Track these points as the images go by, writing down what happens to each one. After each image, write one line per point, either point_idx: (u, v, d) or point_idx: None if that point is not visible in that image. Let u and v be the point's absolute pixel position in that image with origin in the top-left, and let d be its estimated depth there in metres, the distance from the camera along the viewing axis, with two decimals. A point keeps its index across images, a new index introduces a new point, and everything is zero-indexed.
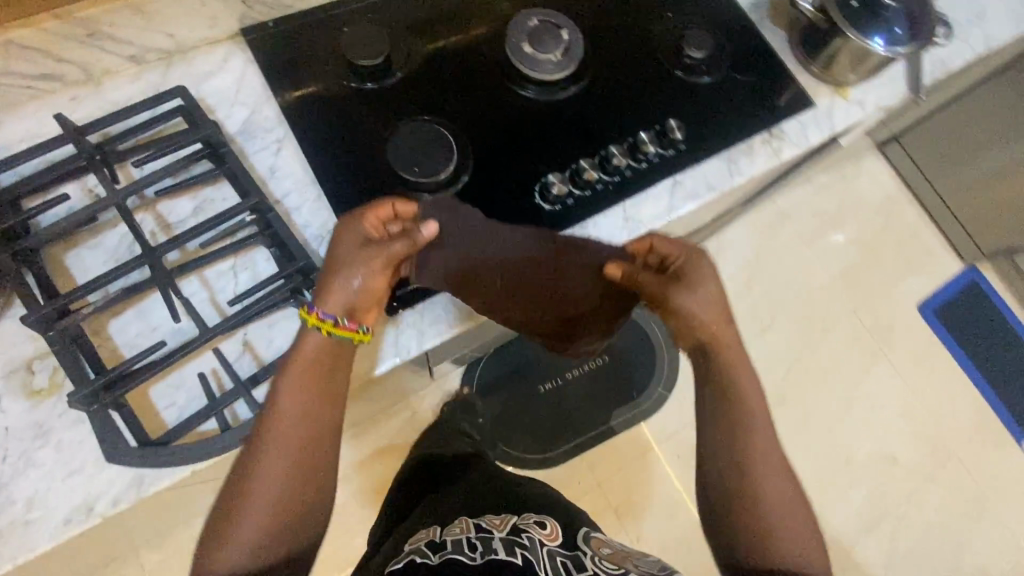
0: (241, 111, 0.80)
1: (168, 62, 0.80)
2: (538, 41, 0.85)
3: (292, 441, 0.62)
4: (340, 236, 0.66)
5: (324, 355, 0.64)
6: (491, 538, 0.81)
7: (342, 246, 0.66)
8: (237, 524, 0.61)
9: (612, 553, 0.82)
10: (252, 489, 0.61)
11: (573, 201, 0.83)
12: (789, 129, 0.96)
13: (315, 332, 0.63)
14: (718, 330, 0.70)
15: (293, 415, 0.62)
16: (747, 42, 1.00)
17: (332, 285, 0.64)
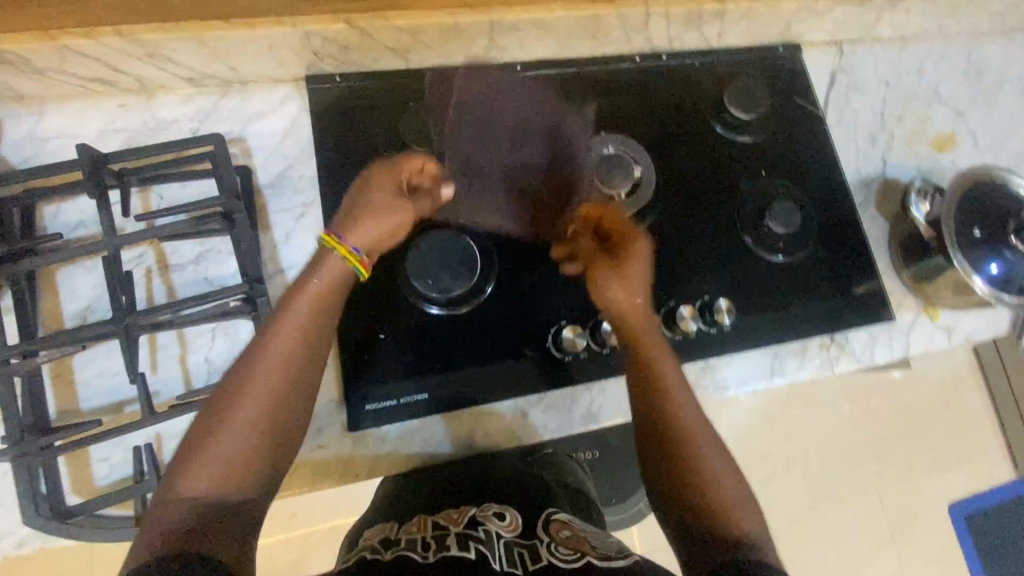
0: (279, 162, 0.76)
1: (226, 90, 0.77)
2: (608, 171, 0.78)
3: (287, 347, 0.58)
4: (353, 200, 0.65)
5: (332, 275, 0.61)
6: (445, 535, 0.58)
7: (370, 187, 0.66)
8: (184, 472, 0.53)
9: (575, 541, 0.58)
10: (221, 420, 0.55)
11: (587, 358, 0.76)
12: (856, 339, 0.85)
13: (340, 261, 0.62)
14: (637, 324, 0.68)
15: (281, 334, 0.58)
16: (840, 225, 0.89)
17: (368, 214, 0.64)
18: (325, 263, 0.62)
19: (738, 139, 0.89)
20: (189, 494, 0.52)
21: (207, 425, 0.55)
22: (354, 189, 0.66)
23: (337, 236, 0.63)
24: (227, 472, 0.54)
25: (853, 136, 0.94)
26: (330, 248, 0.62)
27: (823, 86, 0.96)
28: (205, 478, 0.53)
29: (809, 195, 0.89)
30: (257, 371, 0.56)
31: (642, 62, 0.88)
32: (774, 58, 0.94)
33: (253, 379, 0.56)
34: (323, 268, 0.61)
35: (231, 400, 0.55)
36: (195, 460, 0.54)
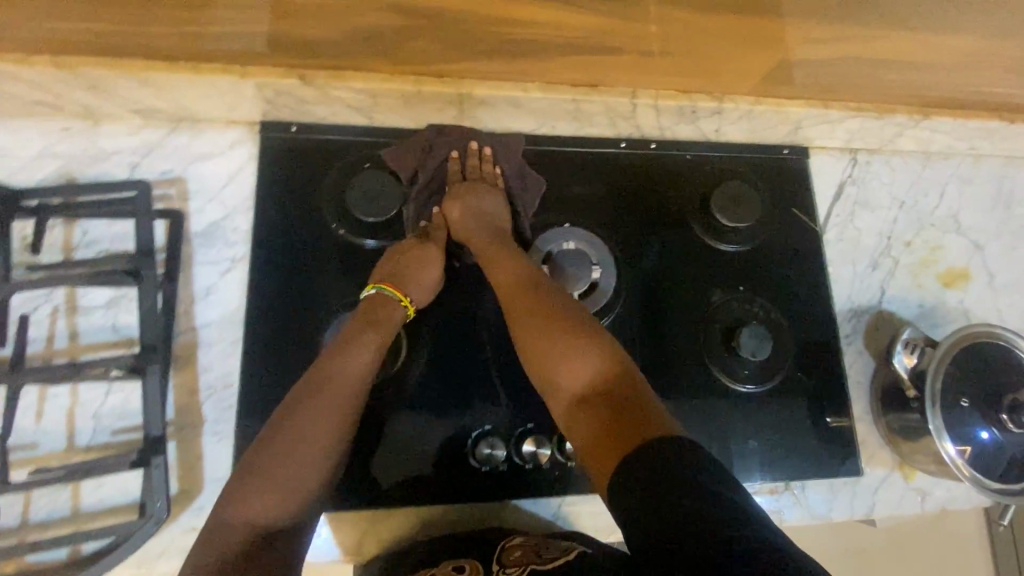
0: (216, 210, 0.72)
1: (176, 124, 0.73)
2: (560, 270, 0.74)
3: (350, 391, 0.61)
4: (405, 264, 0.69)
5: (384, 317, 0.66)
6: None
7: (423, 262, 0.69)
8: (241, 500, 0.54)
9: (523, 556, 0.60)
10: (280, 450, 0.56)
11: (506, 468, 0.71)
12: (813, 489, 0.77)
13: (399, 310, 0.67)
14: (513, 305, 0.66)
15: (346, 378, 0.61)
16: (818, 357, 0.81)
17: (418, 278, 0.69)
18: (380, 314, 0.66)
19: (720, 247, 0.81)
20: (245, 526, 0.53)
21: (268, 451, 0.56)
22: (397, 255, 0.69)
23: (399, 291, 0.67)
24: (280, 506, 0.55)
25: (852, 258, 0.85)
26: (392, 297, 0.67)
27: (828, 197, 0.87)
28: (259, 509, 0.54)
29: (789, 320, 0.81)
30: (321, 407, 0.59)
31: (627, 148, 0.81)
32: (777, 160, 0.85)
33: (315, 415, 0.58)
34: (384, 313, 0.66)
35: (293, 433, 0.57)
36: (253, 491, 0.54)
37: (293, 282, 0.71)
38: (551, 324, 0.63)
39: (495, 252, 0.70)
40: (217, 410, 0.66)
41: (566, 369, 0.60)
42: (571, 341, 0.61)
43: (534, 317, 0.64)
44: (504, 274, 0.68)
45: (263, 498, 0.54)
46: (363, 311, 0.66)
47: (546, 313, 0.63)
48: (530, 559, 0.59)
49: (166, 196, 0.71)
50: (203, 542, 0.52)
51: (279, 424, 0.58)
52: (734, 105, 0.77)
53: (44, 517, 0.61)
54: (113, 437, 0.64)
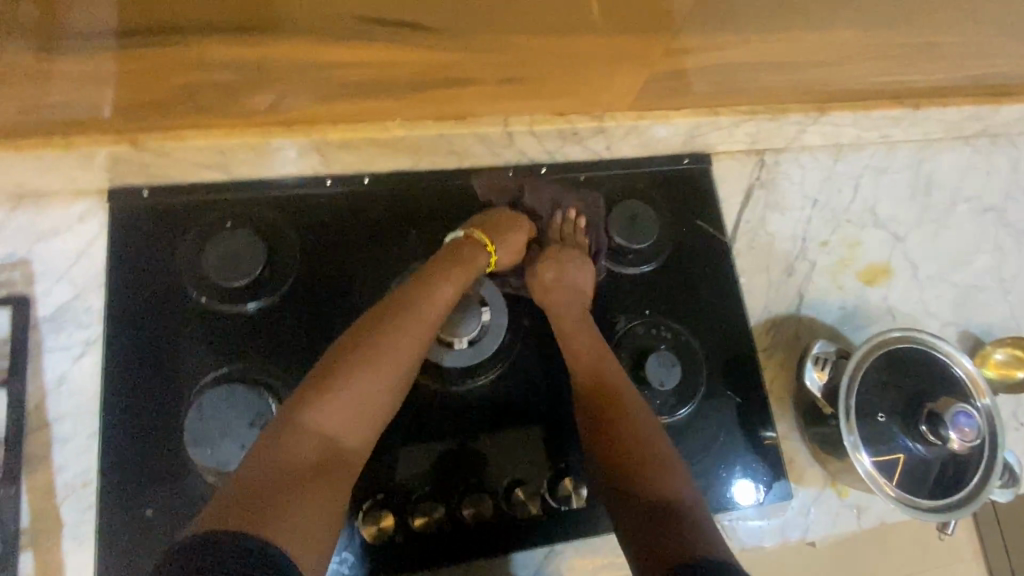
0: (66, 290, 0.66)
1: (18, 202, 0.67)
2: (445, 315, 0.68)
3: (430, 320, 0.62)
4: (504, 224, 0.72)
5: (462, 257, 0.67)
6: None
7: (515, 226, 0.73)
8: (322, 406, 0.54)
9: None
10: (363, 367, 0.57)
11: (403, 536, 0.65)
12: (743, 519, 0.72)
13: (478, 251, 0.69)
14: (586, 359, 0.67)
15: (428, 310, 0.62)
16: (738, 375, 0.76)
17: (507, 234, 0.72)
18: (471, 253, 0.68)
19: (623, 271, 0.77)
20: (320, 430, 0.53)
21: (355, 380, 0.56)
22: (500, 218, 0.73)
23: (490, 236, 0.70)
24: (353, 423, 0.55)
25: (767, 266, 0.81)
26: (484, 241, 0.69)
27: (734, 204, 0.83)
28: (335, 420, 0.54)
29: (702, 341, 0.76)
30: (405, 334, 0.60)
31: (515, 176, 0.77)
32: (676, 172, 0.82)
33: (409, 339, 0.60)
34: (471, 254, 0.68)
35: (377, 356, 0.58)
36: (335, 396, 0.55)
37: (159, 358, 0.66)
38: (625, 409, 0.63)
39: (576, 318, 0.70)
40: (74, 510, 0.61)
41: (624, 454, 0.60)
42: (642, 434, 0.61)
43: (612, 397, 0.65)
44: (591, 353, 0.68)
45: (343, 408, 0.55)
46: (450, 254, 0.68)
47: (622, 402, 0.64)
48: None
49: (10, 281, 0.66)
50: (269, 438, 0.52)
51: (364, 345, 0.58)
52: (615, 122, 0.72)
53: None
54: None
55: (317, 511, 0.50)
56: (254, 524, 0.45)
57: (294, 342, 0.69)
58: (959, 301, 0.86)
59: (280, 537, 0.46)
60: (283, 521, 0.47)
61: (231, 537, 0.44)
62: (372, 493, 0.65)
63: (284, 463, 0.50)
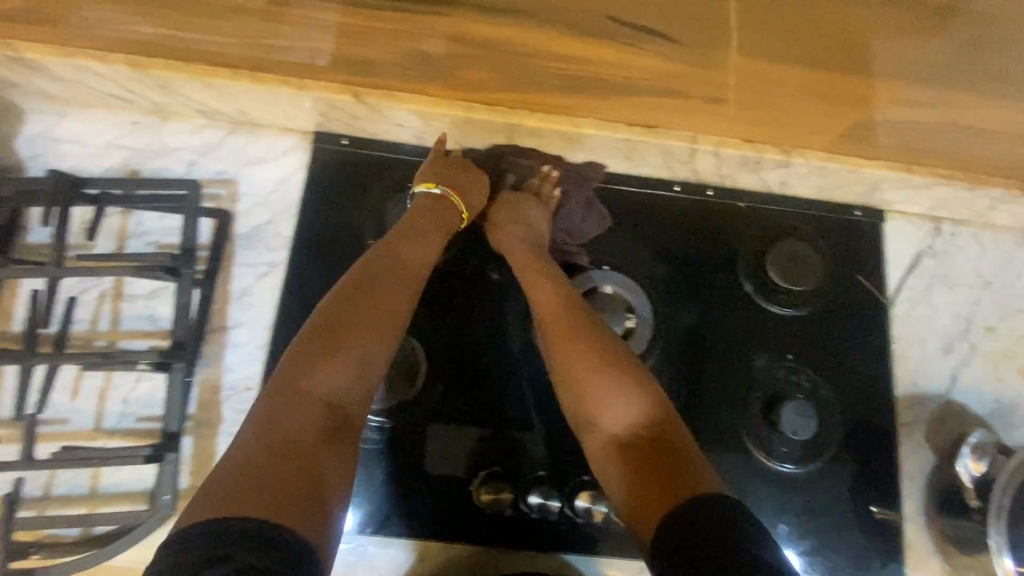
0: (262, 214, 0.73)
1: (236, 127, 0.75)
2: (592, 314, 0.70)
3: (414, 284, 0.62)
4: (463, 174, 0.70)
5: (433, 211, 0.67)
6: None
7: (470, 174, 0.70)
8: (308, 371, 0.52)
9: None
10: (347, 327, 0.56)
11: (511, 513, 0.67)
12: None
13: (456, 216, 0.68)
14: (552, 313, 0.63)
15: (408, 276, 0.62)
16: (870, 443, 0.73)
17: (471, 187, 0.70)
18: (440, 213, 0.67)
19: (770, 307, 0.75)
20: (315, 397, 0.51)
21: (323, 329, 0.55)
22: (457, 165, 0.70)
23: (456, 193, 0.68)
24: (348, 385, 0.54)
25: (921, 338, 0.77)
26: (451, 201, 0.68)
27: (901, 267, 0.79)
28: (327, 385, 0.52)
29: (840, 399, 0.74)
30: (387, 295, 0.59)
31: (681, 193, 0.77)
32: (846, 220, 0.79)
33: (386, 293, 0.59)
34: (438, 216, 0.67)
35: (356, 314, 0.57)
36: (325, 365, 0.53)
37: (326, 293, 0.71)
38: (598, 356, 0.58)
39: (542, 273, 0.66)
40: (236, 411, 0.67)
41: (608, 408, 0.56)
42: (620, 377, 0.57)
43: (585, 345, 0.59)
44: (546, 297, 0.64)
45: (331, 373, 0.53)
46: (425, 213, 0.67)
47: (589, 343, 0.60)
48: None
49: (217, 195, 0.73)
50: (265, 409, 0.50)
51: (339, 306, 0.57)
52: (803, 160, 0.70)
53: (64, 494, 0.64)
54: (137, 424, 0.66)
55: (336, 479, 0.49)
56: (267, 487, 0.44)
57: (447, 304, 0.73)
58: None
59: (306, 514, 0.44)
60: (308, 495, 0.45)
61: (257, 524, 0.41)
62: (493, 464, 0.69)
63: (279, 425, 0.49)
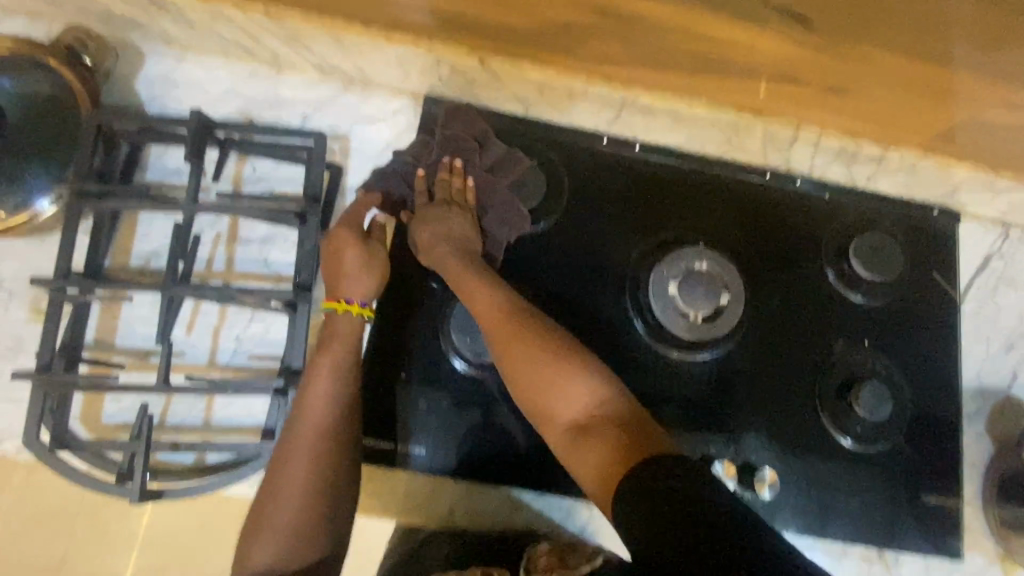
0: (372, 170, 0.76)
1: (348, 85, 0.77)
2: (690, 288, 0.72)
3: (323, 415, 0.60)
4: (334, 267, 0.65)
5: (337, 331, 0.64)
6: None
7: (340, 250, 0.65)
8: (251, 543, 0.57)
9: (548, 565, 0.59)
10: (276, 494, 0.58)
11: None
12: (901, 562, 0.74)
13: (352, 319, 0.65)
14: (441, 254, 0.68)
15: (314, 415, 0.60)
16: (934, 431, 0.77)
17: (353, 278, 0.65)
18: (336, 329, 0.65)
19: (847, 295, 0.79)
20: (265, 565, 0.56)
21: (262, 499, 0.59)
22: (327, 256, 0.66)
23: (336, 300, 0.65)
24: (301, 544, 0.58)
25: (987, 336, 0.81)
26: (331, 312, 0.65)
27: (971, 268, 0.83)
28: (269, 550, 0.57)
29: (910, 387, 0.77)
30: (303, 440, 0.60)
31: (771, 180, 0.80)
32: (924, 219, 0.82)
33: (302, 444, 0.60)
34: (334, 330, 0.64)
35: (282, 471, 0.59)
36: (259, 535, 0.57)
37: None
38: (542, 355, 0.60)
39: (464, 276, 0.66)
40: None
41: (504, 329, 0.62)
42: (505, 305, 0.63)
43: (523, 349, 0.60)
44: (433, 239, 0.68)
45: (279, 540, 0.57)
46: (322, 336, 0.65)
47: (525, 340, 0.61)
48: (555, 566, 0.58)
49: (329, 149, 0.75)
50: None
51: (274, 466, 0.60)
52: (899, 155, 0.74)
53: (178, 423, 0.66)
54: (249, 361, 0.69)
55: None
56: None
57: (545, 271, 0.75)
58: None
59: None
60: None
61: None
62: None
63: None
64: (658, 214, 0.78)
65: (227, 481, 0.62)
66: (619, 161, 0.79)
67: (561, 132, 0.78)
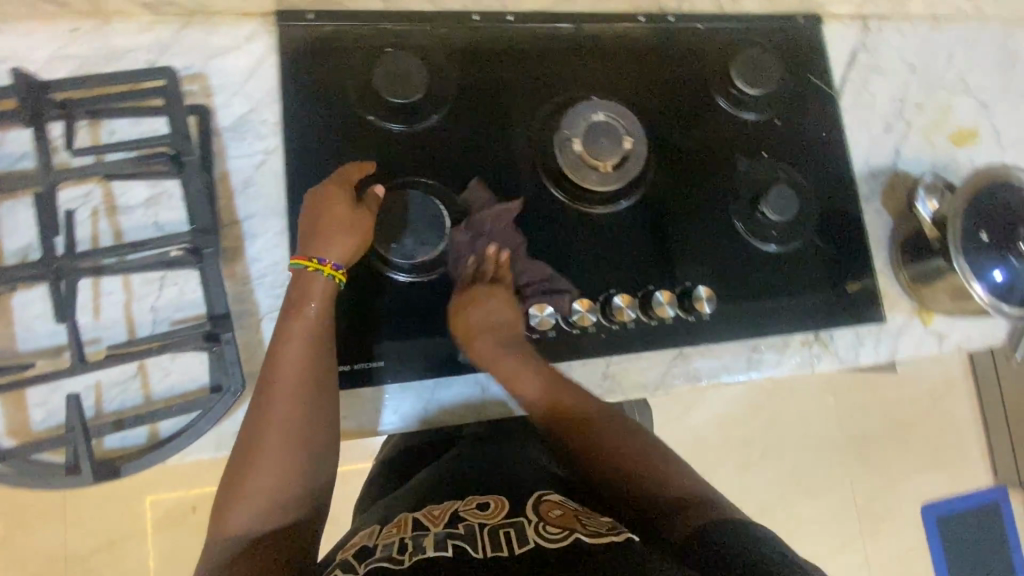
0: (242, 103, 0.71)
1: (189, 20, 0.71)
2: (594, 140, 0.73)
3: (299, 372, 0.60)
4: (311, 218, 0.64)
5: (302, 293, 0.63)
6: (424, 534, 0.57)
7: (324, 203, 0.64)
8: (228, 508, 0.56)
9: (564, 518, 0.59)
10: (255, 454, 0.57)
11: (556, 334, 0.73)
12: (840, 338, 0.80)
13: (327, 281, 0.63)
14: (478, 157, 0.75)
15: (291, 370, 0.60)
16: (841, 217, 0.84)
17: (333, 233, 0.64)
18: (308, 287, 0.63)
19: (740, 116, 0.83)
20: (241, 531, 0.55)
21: (240, 458, 0.58)
22: (308, 204, 0.65)
23: (305, 257, 0.63)
24: (276, 510, 0.57)
25: (868, 122, 0.87)
26: (303, 270, 0.63)
27: (841, 64, 0.88)
28: (243, 517, 0.56)
29: (813, 185, 0.83)
30: (280, 395, 0.59)
31: (645, 23, 0.82)
32: (791, 28, 0.86)
33: (278, 403, 0.59)
34: (304, 289, 0.63)
35: (259, 432, 0.58)
36: (236, 500, 0.56)
37: (329, 170, 0.71)
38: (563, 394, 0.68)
39: (488, 326, 0.68)
40: (270, 293, 0.67)
41: (525, 380, 0.67)
42: (531, 365, 0.68)
43: (545, 381, 0.68)
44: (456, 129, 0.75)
45: (251, 505, 0.56)
46: (293, 296, 0.63)
47: (538, 376, 0.68)
48: (571, 524, 0.58)
49: (190, 92, 0.70)
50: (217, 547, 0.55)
51: (248, 425, 0.59)
52: None
53: (118, 407, 0.62)
54: (173, 327, 0.65)
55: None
56: None
57: (453, 163, 0.74)
58: None
59: None
60: None
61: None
62: (528, 296, 0.73)
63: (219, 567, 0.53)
64: (547, 82, 0.78)
65: (183, 441, 0.60)
66: (495, 36, 0.77)
67: (430, 19, 0.75)
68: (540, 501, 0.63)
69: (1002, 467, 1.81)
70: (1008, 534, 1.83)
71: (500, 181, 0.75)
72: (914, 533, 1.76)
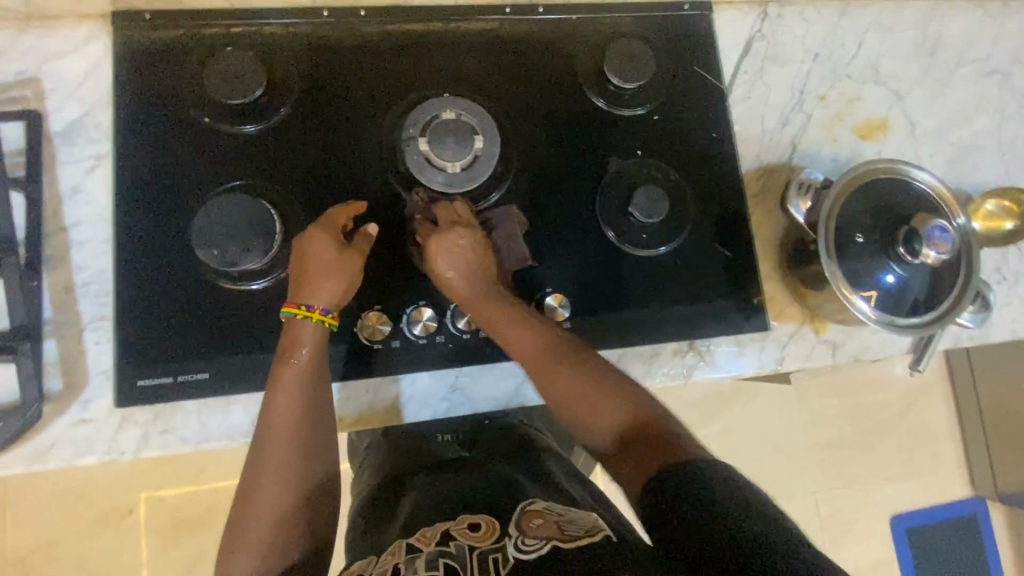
0: (76, 107, 0.69)
1: (24, 24, 0.69)
2: (439, 140, 0.69)
3: (294, 421, 0.60)
4: (302, 268, 0.63)
5: (297, 337, 0.62)
6: (416, 559, 0.53)
7: (311, 251, 0.64)
8: (228, 556, 0.57)
9: (547, 530, 0.53)
10: (254, 503, 0.58)
11: (399, 344, 0.70)
12: (719, 348, 0.76)
13: (317, 326, 0.62)
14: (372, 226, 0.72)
15: (287, 418, 0.59)
16: (729, 218, 0.78)
17: (322, 281, 0.63)
18: (296, 335, 0.62)
19: (616, 112, 0.78)
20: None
21: (241, 508, 0.58)
22: (295, 255, 0.64)
23: (297, 305, 0.62)
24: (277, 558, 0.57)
25: (761, 116, 0.82)
26: (292, 317, 0.62)
27: (733, 53, 0.82)
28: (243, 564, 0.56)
29: (694, 184, 0.78)
30: (278, 444, 0.59)
31: (511, 15, 0.77)
32: (676, 18, 0.81)
33: (274, 452, 0.59)
34: (298, 336, 0.62)
35: (258, 481, 0.58)
36: (236, 550, 0.57)
37: (163, 175, 0.69)
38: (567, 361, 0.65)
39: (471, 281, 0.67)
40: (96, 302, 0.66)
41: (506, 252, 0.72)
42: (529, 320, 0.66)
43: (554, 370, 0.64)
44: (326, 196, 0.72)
45: (251, 555, 0.57)
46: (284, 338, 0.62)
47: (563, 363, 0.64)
48: (551, 532, 0.53)
49: (22, 97, 0.68)
50: None
51: (248, 477, 0.59)
52: None
53: None
54: None
55: None
56: None
57: (296, 165, 0.71)
58: (957, 160, 0.86)
59: None
60: None
61: None
62: (372, 303, 0.70)
63: None
64: (401, 79, 0.74)
65: None
66: (348, 32, 0.74)
67: (276, 17, 0.72)
68: (527, 512, 0.56)
69: (979, 478, 1.71)
70: (987, 548, 1.74)
71: (347, 182, 0.72)
72: (884, 545, 1.67)
